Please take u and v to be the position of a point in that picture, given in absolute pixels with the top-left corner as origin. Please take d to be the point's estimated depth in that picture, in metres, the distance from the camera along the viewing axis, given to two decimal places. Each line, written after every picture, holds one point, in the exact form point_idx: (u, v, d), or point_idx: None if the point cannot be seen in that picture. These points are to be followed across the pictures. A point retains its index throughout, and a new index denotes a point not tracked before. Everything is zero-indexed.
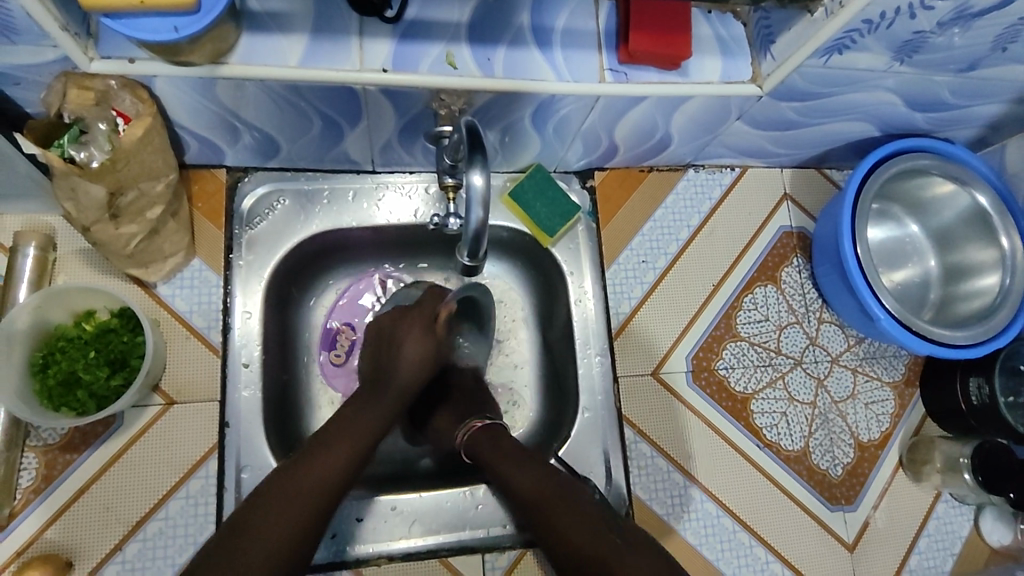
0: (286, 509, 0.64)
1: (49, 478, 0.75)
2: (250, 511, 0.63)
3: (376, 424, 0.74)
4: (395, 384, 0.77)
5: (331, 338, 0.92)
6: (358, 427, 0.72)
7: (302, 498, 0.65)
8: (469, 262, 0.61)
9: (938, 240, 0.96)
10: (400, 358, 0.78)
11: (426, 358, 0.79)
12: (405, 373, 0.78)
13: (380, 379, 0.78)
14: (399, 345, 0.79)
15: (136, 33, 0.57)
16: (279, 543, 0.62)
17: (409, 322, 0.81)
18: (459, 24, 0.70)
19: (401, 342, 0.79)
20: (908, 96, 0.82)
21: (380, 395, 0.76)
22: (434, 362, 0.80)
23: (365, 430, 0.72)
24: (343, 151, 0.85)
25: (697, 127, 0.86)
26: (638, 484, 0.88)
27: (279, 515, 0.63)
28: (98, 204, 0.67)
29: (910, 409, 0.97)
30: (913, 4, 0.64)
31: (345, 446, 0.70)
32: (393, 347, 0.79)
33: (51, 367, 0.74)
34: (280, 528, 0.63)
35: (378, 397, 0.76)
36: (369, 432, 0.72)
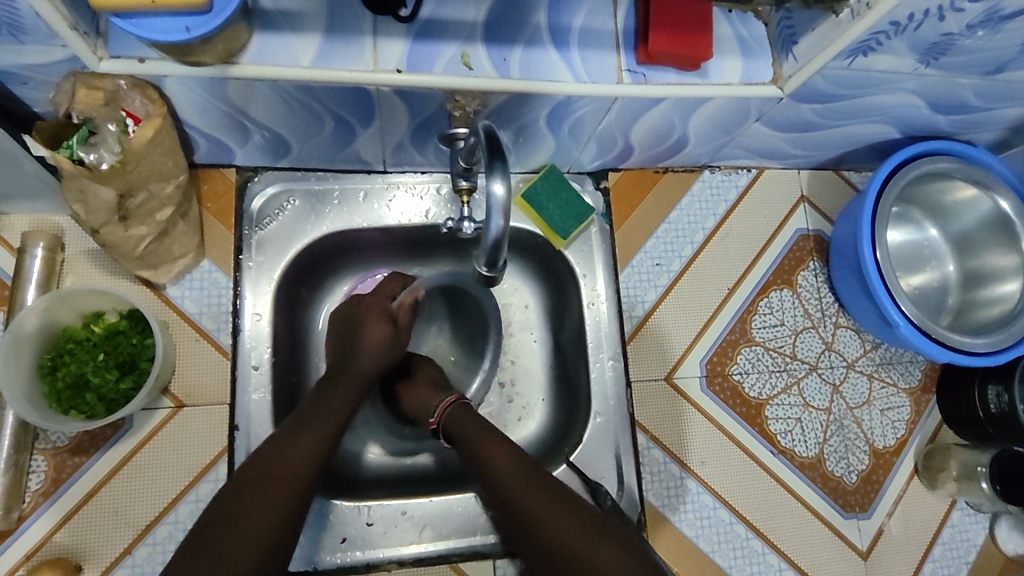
0: (263, 500, 0.62)
1: (58, 481, 0.75)
2: (223, 507, 0.61)
3: (346, 406, 0.73)
4: (356, 369, 0.76)
5: None
6: (325, 411, 0.71)
7: (280, 489, 0.63)
8: (487, 274, 0.60)
9: (957, 244, 0.94)
10: (361, 343, 0.78)
11: (387, 343, 0.79)
12: (366, 359, 0.77)
13: (340, 364, 0.77)
14: (361, 328, 0.79)
15: (146, 33, 0.56)
16: (261, 535, 0.60)
17: (372, 305, 0.81)
18: (475, 23, 0.69)
19: (363, 327, 0.79)
20: (931, 98, 0.80)
21: (345, 374, 0.75)
22: (395, 346, 0.80)
23: (334, 414, 0.71)
24: (355, 152, 0.84)
25: (715, 129, 0.84)
26: (651, 490, 0.87)
27: (263, 507, 0.62)
28: (107, 206, 0.66)
29: (926, 416, 0.95)
30: (943, 6, 0.62)
31: (319, 431, 0.69)
32: (352, 334, 0.79)
33: (59, 369, 0.74)
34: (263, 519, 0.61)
35: (343, 377, 0.75)
36: (336, 416, 0.71)
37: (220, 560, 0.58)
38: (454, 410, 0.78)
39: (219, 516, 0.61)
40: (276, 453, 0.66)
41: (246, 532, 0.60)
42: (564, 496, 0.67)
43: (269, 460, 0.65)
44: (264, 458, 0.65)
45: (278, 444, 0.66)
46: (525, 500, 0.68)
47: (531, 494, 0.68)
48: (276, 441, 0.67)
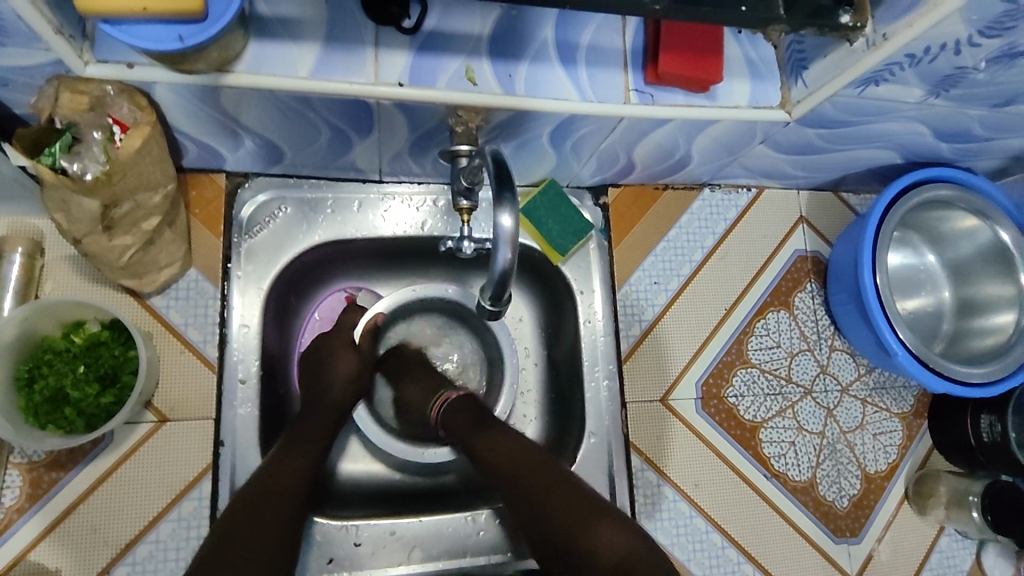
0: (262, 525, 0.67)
1: (34, 497, 0.72)
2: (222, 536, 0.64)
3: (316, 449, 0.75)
4: (327, 402, 0.79)
5: None
6: (296, 460, 0.72)
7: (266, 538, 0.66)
8: (498, 308, 0.57)
9: (953, 272, 0.94)
10: (332, 375, 0.80)
11: (357, 370, 0.82)
12: (336, 387, 0.80)
13: (314, 391, 0.79)
14: (331, 356, 0.81)
15: (137, 41, 0.52)
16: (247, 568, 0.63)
17: (338, 337, 0.83)
18: (480, 37, 0.66)
19: (332, 361, 0.81)
20: (937, 127, 0.79)
21: (309, 411, 0.78)
22: (363, 375, 0.83)
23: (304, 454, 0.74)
24: (350, 161, 0.81)
25: (719, 149, 0.83)
26: (644, 513, 0.86)
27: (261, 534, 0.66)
28: (90, 217, 0.63)
29: (917, 441, 0.96)
30: (959, 41, 0.61)
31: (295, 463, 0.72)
32: (323, 367, 0.81)
33: (36, 382, 0.71)
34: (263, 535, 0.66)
35: (313, 407, 0.78)
36: (309, 460, 0.73)
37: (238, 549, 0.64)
38: (449, 405, 0.79)
39: (213, 559, 0.62)
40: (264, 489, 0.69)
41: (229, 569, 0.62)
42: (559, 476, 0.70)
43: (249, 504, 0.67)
44: (249, 505, 0.67)
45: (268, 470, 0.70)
46: (515, 482, 0.71)
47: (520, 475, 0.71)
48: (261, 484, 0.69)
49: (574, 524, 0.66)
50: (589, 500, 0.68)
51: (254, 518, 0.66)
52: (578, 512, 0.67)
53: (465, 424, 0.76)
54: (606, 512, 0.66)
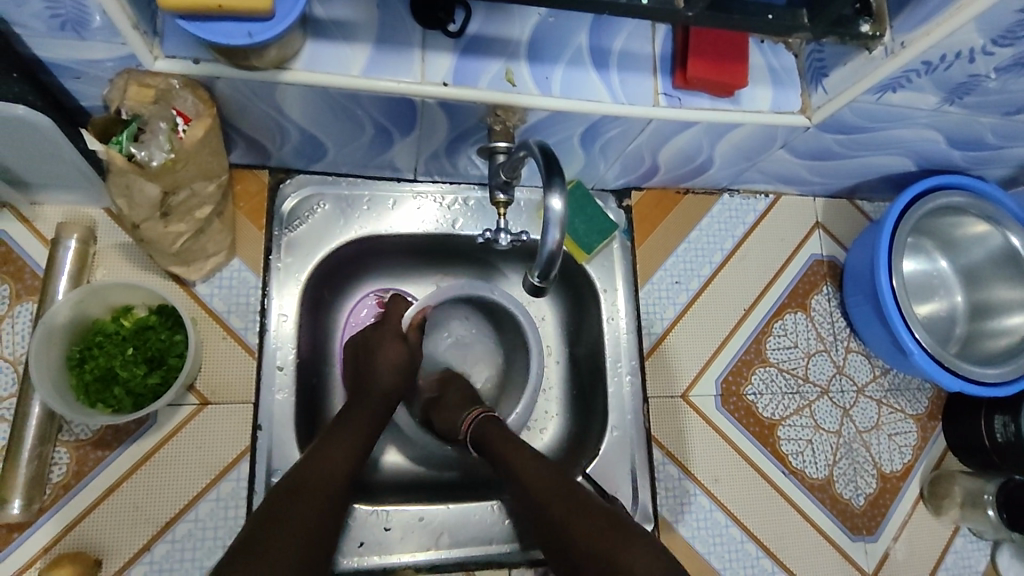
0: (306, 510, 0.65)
1: (80, 475, 0.74)
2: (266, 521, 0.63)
3: (361, 437, 0.76)
4: (372, 396, 0.81)
5: None
6: (335, 458, 0.71)
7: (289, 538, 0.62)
8: (540, 285, 0.58)
9: (966, 277, 0.97)
10: (381, 364, 0.83)
11: (403, 363, 0.85)
12: (384, 376, 0.82)
13: (360, 381, 0.83)
14: (379, 346, 0.85)
15: (210, 36, 0.56)
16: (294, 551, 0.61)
17: (386, 329, 0.87)
18: (520, 42, 0.70)
19: (381, 351, 0.84)
20: (950, 135, 0.82)
21: (355, 406, 0.80)
22: (411, 365, 0.86)
23: (348, 444, 0.74)
24: (388, 160, 0.85)
25: (740, 154, 0.87)
26: (665, 506, 0.88)
27: (302, 519, 0.64)
28: (150, 203, 0.66)
29: (931, 442, 0.98)
30: (973, 49, 0.64)
31: (329, 472, 0.70)
32: (371, 356, 0.84)
33: (87, 362, 0.74)
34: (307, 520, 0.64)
35: (361, 401, 0.80)
36: (346, 459, 0.72)
37: (282, 530, 0.62)
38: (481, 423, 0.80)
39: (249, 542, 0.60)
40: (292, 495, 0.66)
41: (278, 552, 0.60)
42: (580, 497, 0.70)
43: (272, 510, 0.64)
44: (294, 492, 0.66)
45: (314, 458, 0.71)
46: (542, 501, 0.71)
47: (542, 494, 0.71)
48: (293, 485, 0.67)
49: (608, 544, 0.63)
50: (613, 517, 0.66)
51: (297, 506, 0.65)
52: (609, 531, 0.65)
53: (499, 442, 0.78)
54: (630, 530, 0.64)
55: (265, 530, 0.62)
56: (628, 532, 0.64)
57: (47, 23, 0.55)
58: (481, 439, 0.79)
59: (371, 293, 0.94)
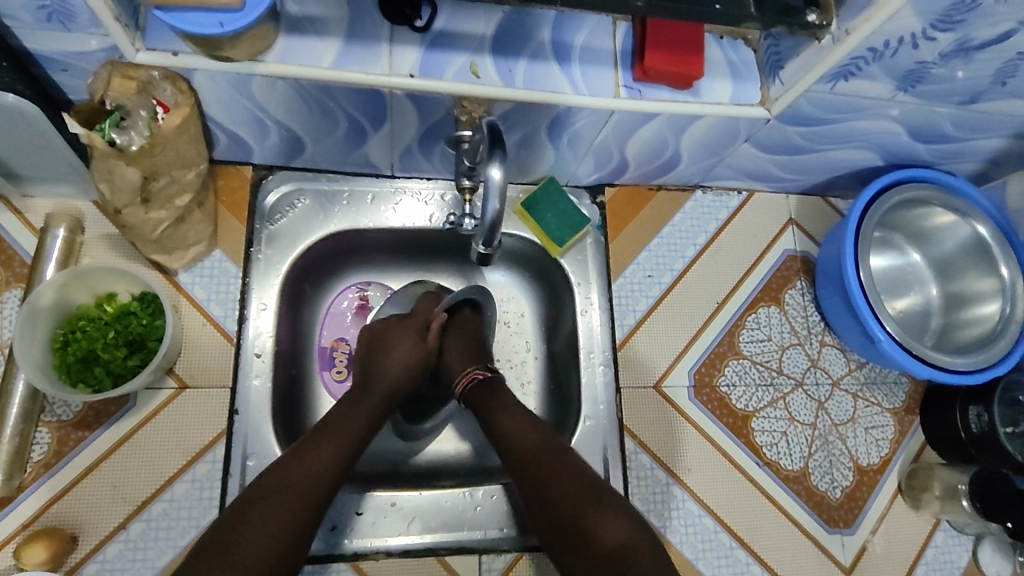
0: (282, 514, 0.66)
1: (60, 454, 0.76)
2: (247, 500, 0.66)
3: (354, 435, 0.75)
4: (379, 390, 0.81)
5: (328, 357, 0.94)
6: (312, 460, 0.70)
7: (260, 545, 0.63)
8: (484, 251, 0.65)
9: (939, 270, 0.97)
10: (394, 359, 0.83)
11: (417, 363, 0.84)
12: (392, 375, 0.82)
13: (369, 378, 0.82)
14: (388, 345, 0.85)
15: (184, 25, 0.60)
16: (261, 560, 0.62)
17: (403, 327, 0.86)
18: (484, 36, 0.74)
19: (394, 348, 0.84)
20: (910, 127, 0.84)
21: (355, 402, 0.79)
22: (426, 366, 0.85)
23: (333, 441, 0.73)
24: (364, 155, 0.88)
25: (705, 148, 0.89)
26: (637, 495, 0.88)
27: (275, 522, 0.65)
28: (131, 187, 0.70)
29: (909, 436, 0.97)
30: (915, 34, 0.67)
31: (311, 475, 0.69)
32: (383, 351, 0.84)
33: (70, 344, 0.77)
34: (278, 522, 0.65)
35: (362, 398, 0.80)
36: (327, 461, 0.71)
37: (254, 531, 0.64)
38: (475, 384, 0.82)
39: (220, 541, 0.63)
40: (272, 494, 0.67)
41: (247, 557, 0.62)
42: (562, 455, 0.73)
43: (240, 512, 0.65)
44: (269, 494, 0.67)
45: (298, 455, 0.70)
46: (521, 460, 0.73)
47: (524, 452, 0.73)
48: (268, 485, 0.67)
49: (578, 511, 0.67)
50: (595, 485, 0.70)
51: (269, 506, 0.66)
52: (585, 497, 0.68)
53: (493, 404, 0.79)
54: (608, 500, 0.68)
55: (239, 527, 0.64)
56: (607, 499, 0.68)
57: (34, 14, 0.59)
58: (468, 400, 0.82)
59: (353, 286, 0.97)
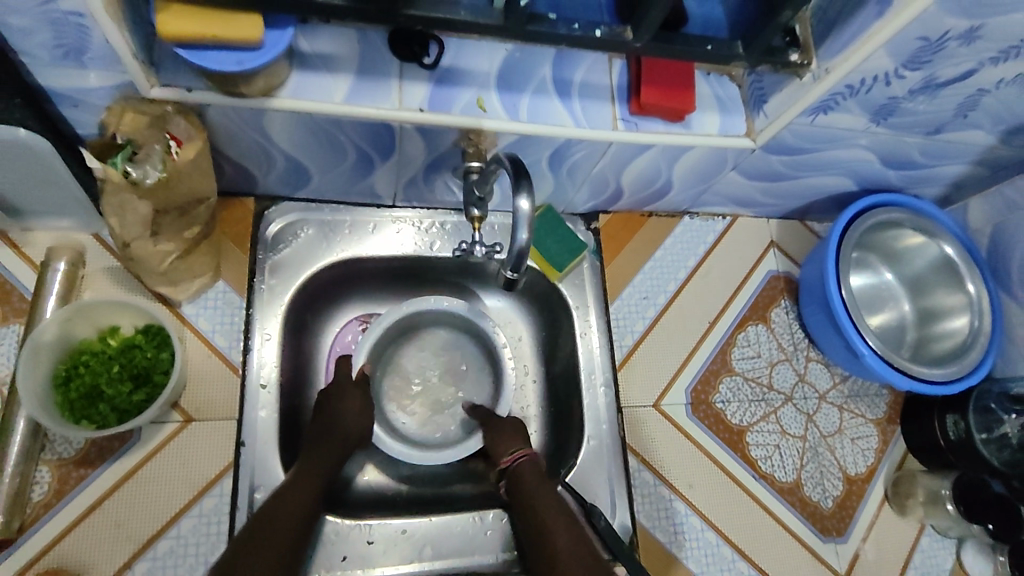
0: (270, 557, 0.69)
1: (61, 494, 0.74)
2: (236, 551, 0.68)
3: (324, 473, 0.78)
4: (342, 433, 0.82)
5: None
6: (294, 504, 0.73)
7: None
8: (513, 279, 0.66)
9: (911, 286, 1.04)
10: (342, 413, 0.83)
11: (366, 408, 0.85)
12: (352, 426, 0.83)
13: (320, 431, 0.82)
14: (339, 401, 0.84)
15: (206, 63, 0.62)
16: None
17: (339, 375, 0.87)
18: (489, 73, 0.78)
19: (339, 400, 0.84)
20: (881, 155, 0.91)
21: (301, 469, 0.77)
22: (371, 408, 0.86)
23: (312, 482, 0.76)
24: (369, 186, 0.90)
25: (695, 177, 0.94)
26: (641, 512, 0.90)
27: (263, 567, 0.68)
28: (142, 221, 0.70)
29: (892, 445, 1.02)
30: (888, 73, 0.73)
31: (263, 561, 0.68)
32: (330, 405, 0.84)
33: (73, 380, 0.75)
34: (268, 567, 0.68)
35: (306, 467, 0.78)
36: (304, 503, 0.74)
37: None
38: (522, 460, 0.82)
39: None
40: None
41: None
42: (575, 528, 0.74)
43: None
44: (255, 536, 0.70)
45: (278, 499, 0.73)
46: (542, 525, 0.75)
47: (549, 519, 0.75)
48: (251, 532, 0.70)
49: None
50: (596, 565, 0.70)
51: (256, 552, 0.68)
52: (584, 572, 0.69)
53: (538, 496, 0.78)
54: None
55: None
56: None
57: (53, 52, 0.60)
58: (516, 476, 0.81)
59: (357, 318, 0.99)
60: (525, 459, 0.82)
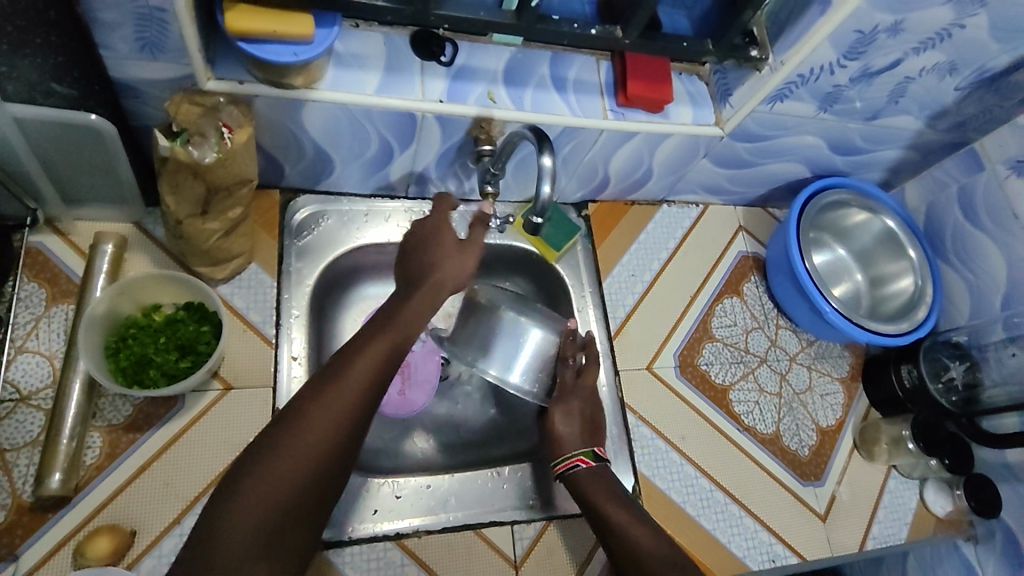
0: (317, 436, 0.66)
1: (112, 456, 0.80)
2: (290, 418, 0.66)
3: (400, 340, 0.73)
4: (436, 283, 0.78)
5: None
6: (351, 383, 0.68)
7: (289, 465, 0.64)
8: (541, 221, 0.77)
9: (863, 259, 1.18)
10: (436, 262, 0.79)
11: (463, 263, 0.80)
12: (446, 274, 0.78)
13: (416, 275, 0.78)
14: (438, 246, 0.80)
15: (264, 54, 0.72)
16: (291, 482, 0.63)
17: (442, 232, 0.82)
18: (497, 71, 0.89)
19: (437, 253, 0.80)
20: (829, 141, 1.06)
21: (388, 324, 0.73)
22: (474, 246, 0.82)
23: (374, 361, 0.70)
24: (385, 177, 1.00)
25: (672, 165, 1.07)
26: (642, 463, 1.00)
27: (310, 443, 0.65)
28: (194, 199, 0.79)
29: (857, 401, 1.15)
30: (831, 64, 0.87)
31: (308, 436, 0.65)
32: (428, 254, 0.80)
33: (123, 350, 0.82)
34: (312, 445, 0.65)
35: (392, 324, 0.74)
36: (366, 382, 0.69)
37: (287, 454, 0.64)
38: (579, 471, 0.88)
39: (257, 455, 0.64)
40: (286, 436, 0.65)
41: (281, 474, 0.63)
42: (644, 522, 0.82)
43: (260, 453, 0.64)
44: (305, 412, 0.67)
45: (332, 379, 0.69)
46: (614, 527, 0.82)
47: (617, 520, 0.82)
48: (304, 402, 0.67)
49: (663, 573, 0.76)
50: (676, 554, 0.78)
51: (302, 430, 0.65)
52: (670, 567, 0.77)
53: (604, 499, 0.85)
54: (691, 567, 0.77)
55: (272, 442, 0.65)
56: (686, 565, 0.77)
57: (131, 44, 0.69)
58: (575, 483, 0.88)
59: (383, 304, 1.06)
60: (582, 470, 0.88)
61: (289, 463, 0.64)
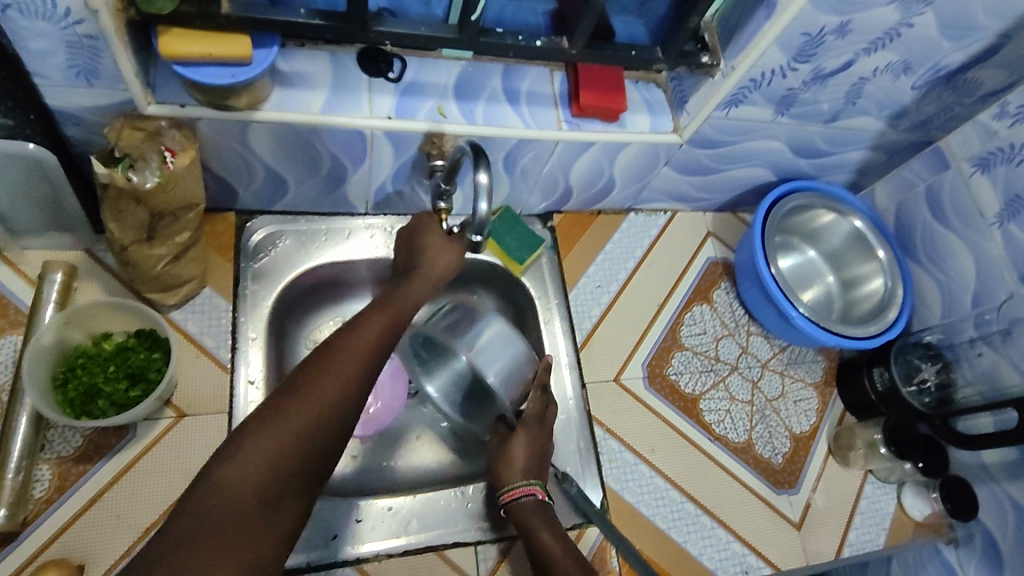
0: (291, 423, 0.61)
1: (62, 489, 0.78)
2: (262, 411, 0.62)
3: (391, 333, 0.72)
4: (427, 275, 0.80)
5: None
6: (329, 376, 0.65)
7: (256, 454, 0.58)
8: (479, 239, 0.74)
9: (835, 262, 1.17)
10: (424, 260, 0.81)
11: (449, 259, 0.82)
12: (434, 268, 0.81)
13: (407, 271, 0.81)
14: (426, 246, 0.82)
15: (202, 78, 0.71)
16: (258, 475, 0.58)
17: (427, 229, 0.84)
18: (447, 85, 0.89)
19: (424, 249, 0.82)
20: (791, 145, 1.05)
21: (375, 312, 0.73)
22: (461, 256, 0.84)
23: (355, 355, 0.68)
24: (342, 195, 0.99)
25: (634, 173, 1.06)
26: (611, 476, 0.98)
27: (281, 430, 0.60)
28: (139, 224, 0.78)
29: (831, 406, 1.13)
30: (781, 67, 0.87)
31: (280, 428, 0.60)
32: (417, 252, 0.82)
33: (70, 381, 0.80)
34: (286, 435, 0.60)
35: (383, 315, 0.73)
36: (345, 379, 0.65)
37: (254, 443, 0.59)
38: (523, 501, 0.81)
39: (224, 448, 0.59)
40: (257, 427, 0.60)
41: (248, 464, 0.58)
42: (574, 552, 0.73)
43: (230, 442, 0.60)
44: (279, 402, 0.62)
45: (311, 373, 0.65)
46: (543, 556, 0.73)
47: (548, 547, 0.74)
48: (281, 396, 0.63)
49: None
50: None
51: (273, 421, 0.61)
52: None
53: (541, 528, 0.77)
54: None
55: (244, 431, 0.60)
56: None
57: (66, 73, 0.68)
58: (518, 513, 0.81)
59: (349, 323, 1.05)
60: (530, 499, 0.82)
61: (256, 454, 0.58)
